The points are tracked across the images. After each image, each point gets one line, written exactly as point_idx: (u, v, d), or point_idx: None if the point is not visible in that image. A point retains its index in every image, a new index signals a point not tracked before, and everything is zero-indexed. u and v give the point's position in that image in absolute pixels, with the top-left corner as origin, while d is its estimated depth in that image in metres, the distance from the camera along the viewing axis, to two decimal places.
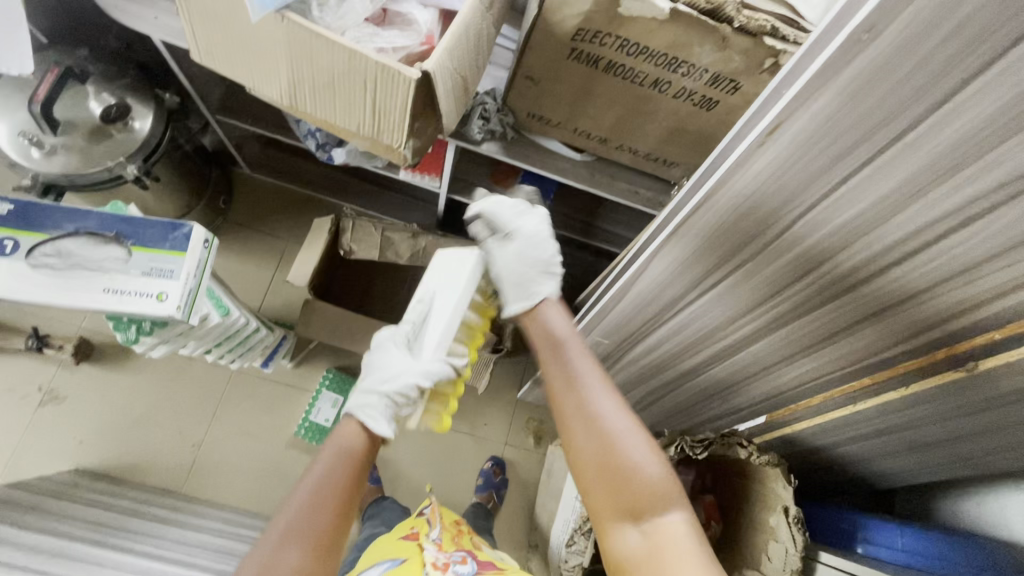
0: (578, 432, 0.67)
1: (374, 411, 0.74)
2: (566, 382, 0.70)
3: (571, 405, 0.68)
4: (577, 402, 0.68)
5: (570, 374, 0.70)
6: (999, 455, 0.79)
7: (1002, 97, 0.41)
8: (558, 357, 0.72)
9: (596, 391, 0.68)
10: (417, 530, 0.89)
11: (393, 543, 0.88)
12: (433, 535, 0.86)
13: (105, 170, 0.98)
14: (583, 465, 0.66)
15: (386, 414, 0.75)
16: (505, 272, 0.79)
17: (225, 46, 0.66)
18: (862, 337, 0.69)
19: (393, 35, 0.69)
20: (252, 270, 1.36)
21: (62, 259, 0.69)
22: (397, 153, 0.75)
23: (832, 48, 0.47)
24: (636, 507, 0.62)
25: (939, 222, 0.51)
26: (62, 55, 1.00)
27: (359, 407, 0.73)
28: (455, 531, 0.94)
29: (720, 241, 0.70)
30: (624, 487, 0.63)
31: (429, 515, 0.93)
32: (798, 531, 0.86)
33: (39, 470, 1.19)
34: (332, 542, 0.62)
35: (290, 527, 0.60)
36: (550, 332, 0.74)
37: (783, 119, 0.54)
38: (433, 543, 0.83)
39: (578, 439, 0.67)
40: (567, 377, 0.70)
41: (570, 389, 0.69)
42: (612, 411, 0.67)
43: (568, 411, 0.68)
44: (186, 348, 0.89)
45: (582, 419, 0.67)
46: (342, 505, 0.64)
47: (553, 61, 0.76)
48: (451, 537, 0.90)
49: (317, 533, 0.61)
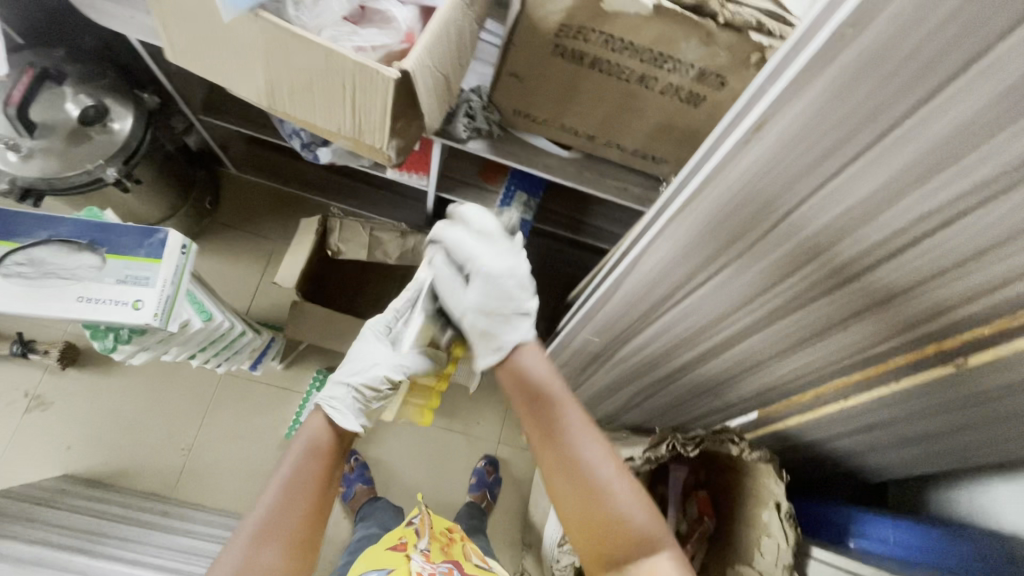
0: (561, 485, 0.63)
1: (340, 402, 0.74)
2: (544, 434, 0.65)
3: (551, 457, 0.64)
4: (553, 455, 0.64)
5: (545, 425, 0.65)
6: (988, 449, 0.79)
7: (989, 92, 0.40)
8: (536, 407, 0.67)
9: (578, 442, 0.64)
10: (406, 540, 0.89)
11: (380, 552, 0.87)
12: (421, 546, 0.87)
13: (84, 173, 0.96)
14: (571, 518, 0.63)
15: (353, 407, 0.75)
16: (477, 311, 0.72)
17: (198, 46, 0.65)
18: (850, 334, 0.68)
19: (372, 34, 0.67)
20: (239, 271, 1.35)
21: (34, 267, 0.67)
22: (380, 153, 0.73)
23: (819, 43, 0.46)
24: (621, 557, 0.59)
25: (926, 219, 0.51)
26: (37, 55, 0.98)
27: (326, 398, 0.74)
28: (445, 540, 0.92)
29: (708, 239, 0.69)
30: (610, 537, 0.60)
31: (417, 526, 0.92)
32: (789, 527, 0.85)
33: (26, 477, 1.18)
34: (308, 539, 0.62)
35: (266, 522, 0.60)
36: (525, 381, 0.68)
37: (770, 116, 0.53)
38: (421, 554, 0.84)
39: (560, 493, 0.63)
40: (542, 429, 0.65)
41: (545, 443, 0.65)
42: (587, 465, 0.62)
43: (547, 467, 0.65)
44: (168, 354, 0.88)
45: (561, 474, 0.63)
46: (316, 502, 0.64)
47: (537, 58, 0.74)
48: (440, 547, 0.88)
49: (293, 532, 0.61)
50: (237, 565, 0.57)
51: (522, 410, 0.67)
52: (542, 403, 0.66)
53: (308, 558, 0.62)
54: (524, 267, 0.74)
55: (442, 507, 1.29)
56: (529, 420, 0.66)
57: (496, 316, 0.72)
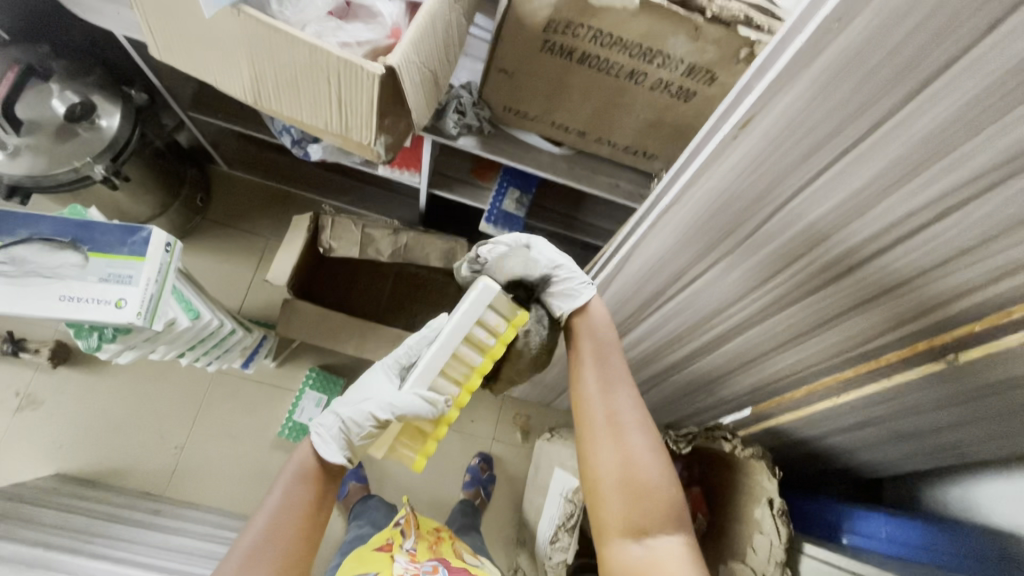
0: (605, 446, 0.65)
1: (324, 428, 0.69)
2: (600, 393, 0.67)
3: (602, 417, 0.66)
4: (608, 409, 0.66)
5: (609, 382, 0.67)
6: (979, 444, 0.79)
7: (976, 85, 0.39)
8: (597, 366, 0.68)
9: (631, 408, 0.66)
10: (390, 541, 0.89)
11: (368, 554, 0.86)
12: (406, 546, 0.86)
13: (72, 170, 0.96)
14: (602, 476, 0.65)
15: (337, 436, 0.69)
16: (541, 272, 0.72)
17: (181, 41, 0.64)
18: (838, 330, 0.68)
19: (357, 29, 0.67)
20: (231, 269, 1.34)
21: (15, 266, 0.66)
22: (369, 150, 0.73)
23: (805, 37, 0.47)
24: (646, 524, 0.62)
25: (914, 216, 0.50)
26: (23, 51, 0.97)
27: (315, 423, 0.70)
28: (433, 539, 0.92)
29: (697, 236, 0.69)
30: (641, 504, 0.63)
31: (404, 526, 0.92)
32: (782, 524, 0.86)
33: (18, 476, 1.17)
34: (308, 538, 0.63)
35: (254, 546, 0.60)
36: (594, 341, 0.70)
37: (756, 111, 0.54)
38: (405, 554, 0.84)
39: (602, 451, 0.65)
40: (603, 385, 0.67)
41: (603, 397, 0.67)
42: (640, 430, 0.65)
43: (596, 421, 0.66)
44: (156, 353, 0.87)
45: (611, 430, 0.65)
46: (306, 525, 0.63)
47: (525, 53, 0.74)
48: (429, 546, 0.89)
49: (282, 555, 0.60)
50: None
51: (585, 365, 0.69)
52: (607, 363, 0.69)
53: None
54: None
55: (436, 505, 1.29)
56: (592, 373, 0.68)
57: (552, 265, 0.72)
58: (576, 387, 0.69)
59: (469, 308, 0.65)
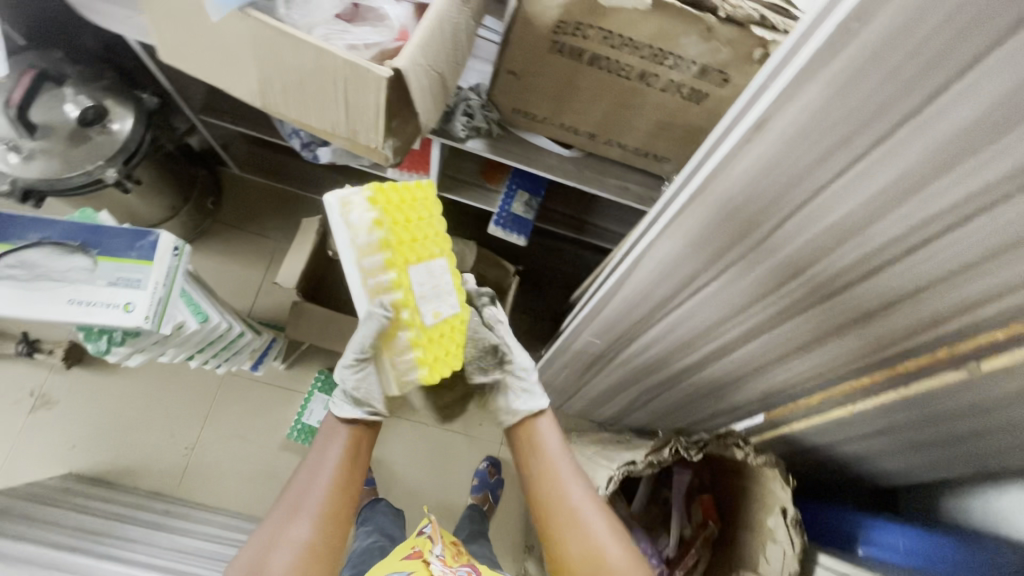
0: (568, 535, 0.73)
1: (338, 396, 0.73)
2: (553, 489, 0.76)
3: (559, 509, 0.75)
4: (565, 500, 0.75)
5: (558, 478, 0.76)
6: (1003, 455, 0.77)
7: (1005, 85, 0.38)
8: (545, 464, 0.78)
9: (581, 494, 0.75)
10: (418, 549, 0.86)
11: (395, 562, 0.84)
12: (437, 552, 0.85)
13: (84, 174, 0.97)
14: (571, 563, 0.73)
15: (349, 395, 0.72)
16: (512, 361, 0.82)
17: (189, 45, 0.64)
18: (855, 337, 0.66)
19: (364, 32, 0.67)
20: (242, 271, 1.35)
21: (25, 270, 0.67)
22: (377, 153, 0.73)
23: (821, 38, 0.44)
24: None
25: (935, 222, 0.48)
26: (39, 56, 0.98)
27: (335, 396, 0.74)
28: (456, 551, 0.92)
29: (708, 241, 0.67)
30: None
31: (430, 534, 0.89)
32: (795, 533, 0.84)
33: (32, 475, 1.19)
34: (336, 514, 0.67)
35: (295, 499, 0.67)
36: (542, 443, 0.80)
37: (769, 116, 0.51)
38: (438, 559, 0.82)
39: (563, 539, 0.73)
40: (548, 478, 0.77)
41: (556, 490, 0.76)
42: (593, 513, 0.74)
43: (554, 514, 0.75)
44: (166, 355, 0.87)
45: (567, 521, 0.74)
46: (340, 481, 0.69)
47: (535, 55, 0.73)
48: (454, 554, 0.89)
49: (321, 506, 0.67)
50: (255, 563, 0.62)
51: (539, 465, 0.78)
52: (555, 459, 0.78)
53: (338, 532, 0.67)
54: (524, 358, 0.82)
55: (445, 507, 1.29)
56: (543, 470, 0.77)
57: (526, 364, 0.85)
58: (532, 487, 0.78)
59: (335, 221, 0.65)
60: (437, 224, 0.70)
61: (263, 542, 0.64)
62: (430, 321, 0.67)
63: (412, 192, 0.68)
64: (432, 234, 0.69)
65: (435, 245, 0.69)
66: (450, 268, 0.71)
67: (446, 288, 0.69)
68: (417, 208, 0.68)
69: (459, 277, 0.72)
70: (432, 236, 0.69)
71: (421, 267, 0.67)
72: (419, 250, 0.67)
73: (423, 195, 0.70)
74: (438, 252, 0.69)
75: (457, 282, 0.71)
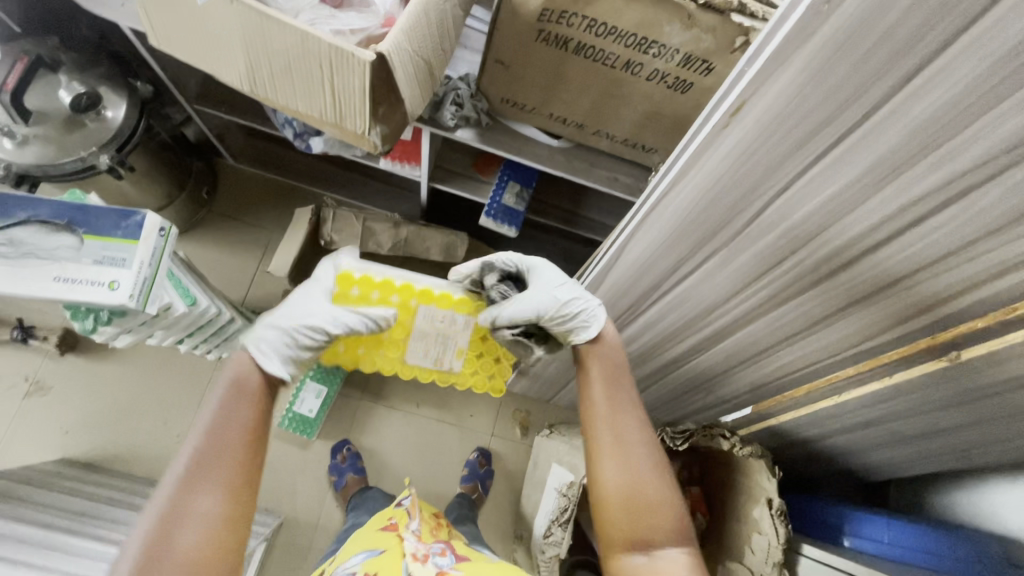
0: (611, 463, 0.66)
1: (268, 344, 0.66)
2: (609, 410, 0.68)
3: (608, 432, 0.67)
4: (617, 427, 0.67)
5: (616, 401, 0.68)
6: (985, 447, 0.77)
7: (972, 69, 0.39)
8: (608, 382, 0.70)
9: (637, 423, 0.68)
10: (396, 521, 0.87)
11: (372, 535, 0.86)
12: (413, 527, 0.84)
13: (79, 160, 0.98)
14: (608, 488, 0.65)
15: (280, 351, 0.67)
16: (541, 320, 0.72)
17: (178, 27, 0.65)
18: (835, 327, 0.67)
19: (350, 17, 0.69)
20: (236, 261, 1.36)
21: (13, 248, 0.69)
22: (364, 141, 0.73)
23: (794, 21, 0.45)
24: (649, 537, 0.64)
25: (911, 208, 0.49)
26: (34, 43, 1.00)
27: (255, 341, 0.66)
28: (435, 524, 0.93)
29: (692, 228, 0.68)
30: (651, 519, 0.64)
31: (408, 507, 0.90)
32: (780, 524, 0.84)
33: (26, 460, 1.20)
34: (248, 480, 0.58)
35: (195, 468, 0.56)
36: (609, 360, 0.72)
37: (745, 100, 0.52)
38: (413, 534, 0.81)
39: (608, 466, 0.66)
40: (603, 401, 0.68)
41: (615, 416, 0.67)
42: (645, 446, 0.67)
43: (606, 436, 0.67)
44: (155, 337, 0.89)
45: (623, 450, 0.66)
46: (251, 445, 0.59)
47: (522, 44, 0.74)
48: (431, 529, 0.88)
49: (233, 474, 0.57)
50: (153, 545, 0.52)
51: (594, 382, 0.70)
52: (616, 380, 0.70)
53: (254, 497, 0.58)
54: (547, 299, 0.72)
55: (436, 497, 1.30)
56: (600, 391, 0.69)
57: (560, 301, 0.72)
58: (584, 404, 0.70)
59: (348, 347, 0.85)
60: (391, 290, 0.78)
61: (158, 518, 0.53)
62: (458, 364, 0.82)
63: (351, 296, 0.78)
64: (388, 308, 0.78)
65: (407, 314, 0.79)
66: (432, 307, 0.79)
67: (447, 330, 0.80)
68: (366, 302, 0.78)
69: (442, 302, 0.79)
70: (397, 309, 0.79)
71: (418, 339, 0.80)
72: (406, 329, 0.80)
73: (363, 283, 0.77)
74: (413, 310, 0.79)
75: (445, 312, 0.78)
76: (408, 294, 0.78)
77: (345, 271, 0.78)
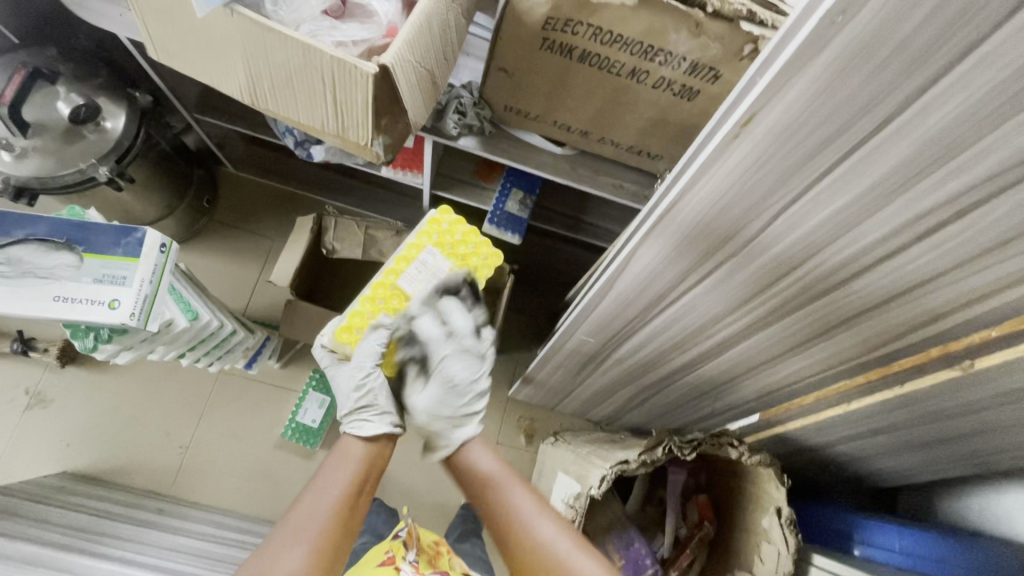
0: (526, 562, 0.74)
1: (362, 422, 0.81)
2: (505, 518, 0.78)
3: (512, 535, 0.77)
4: (520, 527, 0.76)
5: (505, 509, 0.79)
6: (998, 455, 0.76)
7: (988, 81, 0.38)
8: (492, 495, 0.81)
9: (534, 518, 0.76)
10: (392, 554, 0.86)
11: (369, 569, 0.83)
12: (409, 558, 0.85)
13: (78, 171, 0.98)
14: None
15: (375, 415, 0.82)
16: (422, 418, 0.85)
17: (177, 41, 0.64)
18: (845, 337, 0.66)
19: (352, 28, 0.68)
20: (237, 271, 1.35)
21: (11, 267, 0.68)
22: (367, 151, 0.72)
23: (803, 34, 0.42)
24: None
25: (923, 219, 0.48)
26: (30, 55, 0.99)
27: (353, 425, 0.81)
28: (432, 553, 0.91)
29: (698, 240, 0.66)
30: None
31: (405, 538, 0.90)
32: (790, 534, 0.82)
33: (26, 474, 1.19)
34: (332, 545, 0.67)
35: (295, 525, 0.67)
36: (480, 474, 0.84)
37: (755, 112, 0.49)
38: (410, 565, 0.83)
39: (526, 563, 0.74)
40: (499, 509, 0.79)
41: (513, 520, 0.77)
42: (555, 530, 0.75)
43: (513, 540, 0.76)
44: (157, 352, 0.88)
45: (525, 557, 0.74)
46: (347, 507, 0.71)
47: (525, 52, 0.73)
48: (429, 560, 0.87)
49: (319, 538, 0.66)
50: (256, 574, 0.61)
51: (490, 495, 0.81)
52: (501, 490, 0.81)
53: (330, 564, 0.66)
54: (453, 410, 0.85)
55: (440, 507, 1.29)
56: (496, 499, 0.80)
57: (443, 427, 0.85)
58: (490, 523, 0.80)
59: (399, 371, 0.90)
60: (367, 296, 0.82)
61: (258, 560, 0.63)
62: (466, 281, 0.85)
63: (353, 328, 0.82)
64: (380, 300, 0.82)
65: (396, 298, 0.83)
66: (402, 274, 0.83)
67: (434, 273, 0.84)
68: (364, 318, 0.82)
69: (403, 265, 0.84)
70: (386, 299, 0.82)
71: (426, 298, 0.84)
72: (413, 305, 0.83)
73: (349, 321, 0.81)
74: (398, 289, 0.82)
75: (416, 267, 0.84)
76: (378, 287, 0.82)
77: (336, 335, 0.82)
